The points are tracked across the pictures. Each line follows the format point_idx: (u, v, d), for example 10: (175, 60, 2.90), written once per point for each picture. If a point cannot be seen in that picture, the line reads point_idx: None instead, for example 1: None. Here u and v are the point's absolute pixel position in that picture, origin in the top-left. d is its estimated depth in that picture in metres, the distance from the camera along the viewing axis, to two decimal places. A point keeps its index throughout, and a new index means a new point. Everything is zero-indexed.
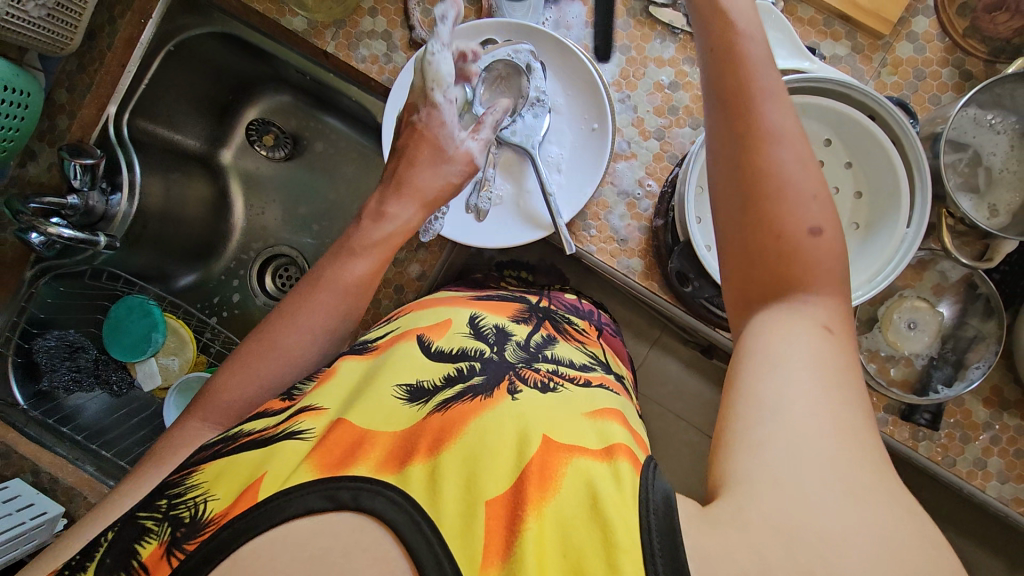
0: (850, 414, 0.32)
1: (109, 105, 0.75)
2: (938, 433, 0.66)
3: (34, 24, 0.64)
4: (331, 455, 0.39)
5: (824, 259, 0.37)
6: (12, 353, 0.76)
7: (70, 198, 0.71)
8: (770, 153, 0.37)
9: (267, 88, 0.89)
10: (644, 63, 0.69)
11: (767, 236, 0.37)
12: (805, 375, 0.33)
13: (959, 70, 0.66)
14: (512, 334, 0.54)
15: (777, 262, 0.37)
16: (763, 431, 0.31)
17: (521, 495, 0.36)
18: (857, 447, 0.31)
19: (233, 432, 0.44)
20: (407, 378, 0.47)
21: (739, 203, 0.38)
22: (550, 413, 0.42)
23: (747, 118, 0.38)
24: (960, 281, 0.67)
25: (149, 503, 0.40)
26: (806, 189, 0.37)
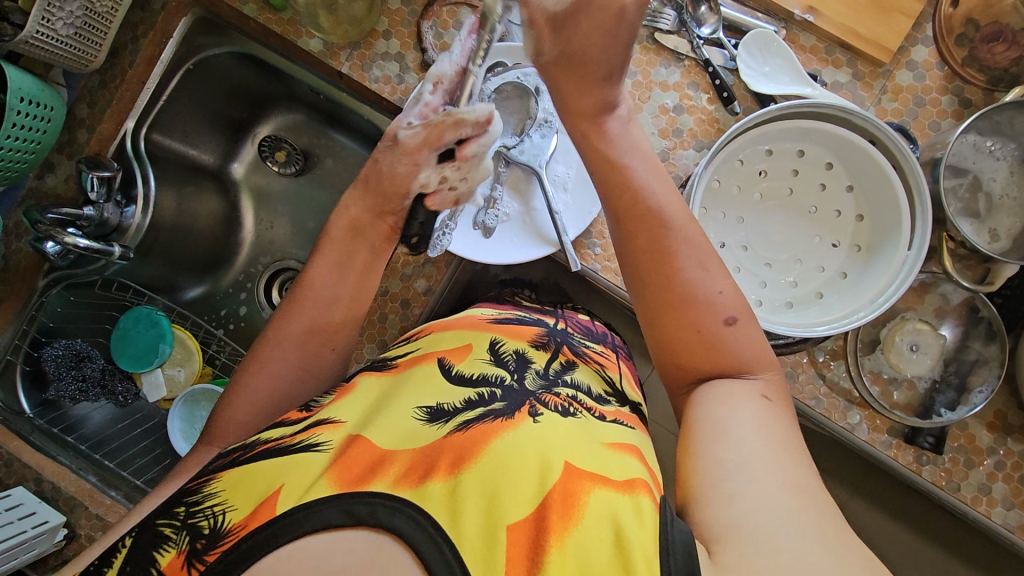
0: (802, 472, 0.38)
1: (127, 121, 0.78)
2: (942, 457, 0.65)
3: (61, 42, 0.66)
4: (349, 473, 0.40)
5: (741, 345, 0.45)
6: (20, 361, 0.77)
7: (85, 209, 0.73)
8: (670, 258, 0.47)
9: (281, 107, 0.91)
10: (650, 86, 0.70)
11: (689, 329, 0.46)
12: (756, 440, 0.39)
13: (958, 98, 0.67)
14: (532, 362, 0.54)
15: (705, 353, 0.45)
16: (734, 485, 0.37)
17: (544, 523, 0.38)
18: (813, 495, 0.36)
19: (251, 440, 0.47)
20: (427, 401, 0.48)
21: (657, 302, 0.47)
22: (569, 442, 0.44)
23: (648, 232, 0.48)
24: (962, 305, 0.67)
25: (167, 511, 0.42)
26: (712, 286, 0.46)
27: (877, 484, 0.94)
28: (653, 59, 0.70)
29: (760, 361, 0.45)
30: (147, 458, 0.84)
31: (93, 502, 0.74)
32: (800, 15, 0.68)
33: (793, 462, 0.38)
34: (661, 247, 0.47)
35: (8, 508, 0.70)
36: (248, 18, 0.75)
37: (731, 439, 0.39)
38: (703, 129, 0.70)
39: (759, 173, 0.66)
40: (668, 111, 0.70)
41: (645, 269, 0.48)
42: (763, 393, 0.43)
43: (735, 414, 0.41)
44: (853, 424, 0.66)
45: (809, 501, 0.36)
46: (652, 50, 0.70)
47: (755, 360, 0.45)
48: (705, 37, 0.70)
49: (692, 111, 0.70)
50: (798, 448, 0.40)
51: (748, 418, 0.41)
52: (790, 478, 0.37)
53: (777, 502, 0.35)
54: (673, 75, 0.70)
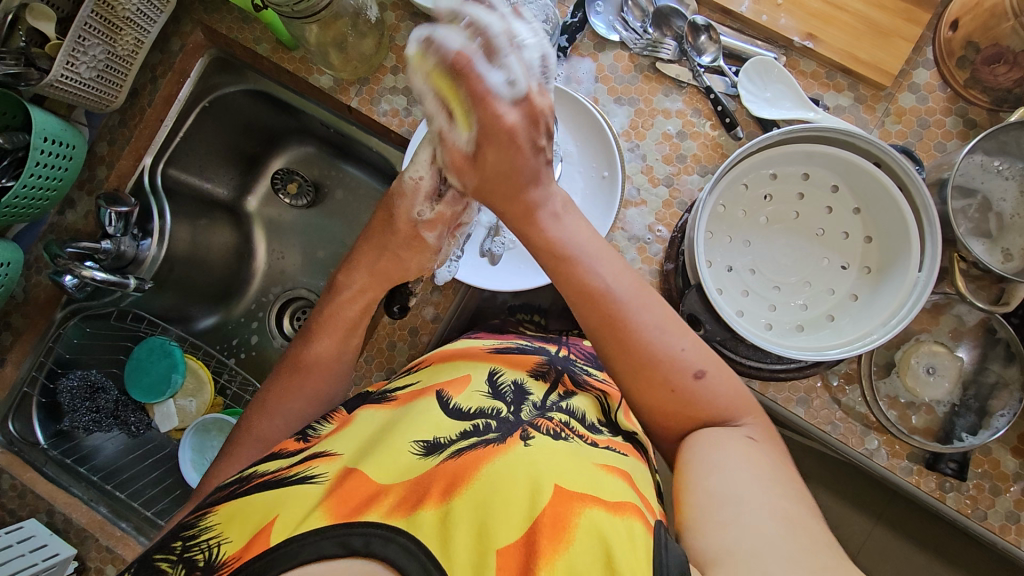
0: (795, 505, 0.39)
1: (144, 158, 0.80)
2: (966, 484, 0.63)
3: (85, 84, 0.69)
4: (345, 505, 0.39)
5: (711, 397, 0.45)
6: (37, 392, 0.78)
7: (103, 243, 0.75)
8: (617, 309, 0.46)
9: (294, 140, 0.94)
10: (652, 114, 0.72)
11: (663, 390, 0.45)
12: (745, 473, 0.41)
13: (963, 119, 0.67)
14: (529, 394, 0.54)
15: (684, 410, 0.46)
16: (725, 515, 0.38)
17: (533, 547, 0.37)
18: (802, 524, 0.38)
19: (249, 473, 0.46)
20: (425, 434, 0.47)
21: (627, 371, 0.46)
22: (561, 464, 0.43)
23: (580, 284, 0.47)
24: (978, 326, 0.66)
25: (164, 545, 0.41)
26: (671, 345, 0.45)
27: (900, 512, 0.92)
28: (655, 87, 0.72)
29: (739, 403, 0.46)
30: (156, 488, 0.83)
31: (104, 534, 0.75)
32: (800, 42, 0.69)
33: (783, 495, 0.40)
34: (610, 322, 0.46)
35: (20, 540, 0.71)
36: (262, 57, 0.78)
37: (719, 471, 0.41)
38: (708, 155, 0.70)
39: (764, 198, 0.67)
40: (670, 137, 0.71)
41: (609, 351, 0.46)
42: (747, 434, 0.45)
43: (724, 453, 0.42)
44: (872, 450, 0.65)
45: (797, 529, 0.37)
46: (654, 78, 0.72)
47: (732, 402, 0.46)
48: (706, 65, 0.71)
49: (696, 137, 0.71)
50: (785, 479, 0.42)
51: (738, 455, 0.42)
52: (780, 510, 0.38)
53: (766, 531, 0.36)
54: (675, 103, 0.71)
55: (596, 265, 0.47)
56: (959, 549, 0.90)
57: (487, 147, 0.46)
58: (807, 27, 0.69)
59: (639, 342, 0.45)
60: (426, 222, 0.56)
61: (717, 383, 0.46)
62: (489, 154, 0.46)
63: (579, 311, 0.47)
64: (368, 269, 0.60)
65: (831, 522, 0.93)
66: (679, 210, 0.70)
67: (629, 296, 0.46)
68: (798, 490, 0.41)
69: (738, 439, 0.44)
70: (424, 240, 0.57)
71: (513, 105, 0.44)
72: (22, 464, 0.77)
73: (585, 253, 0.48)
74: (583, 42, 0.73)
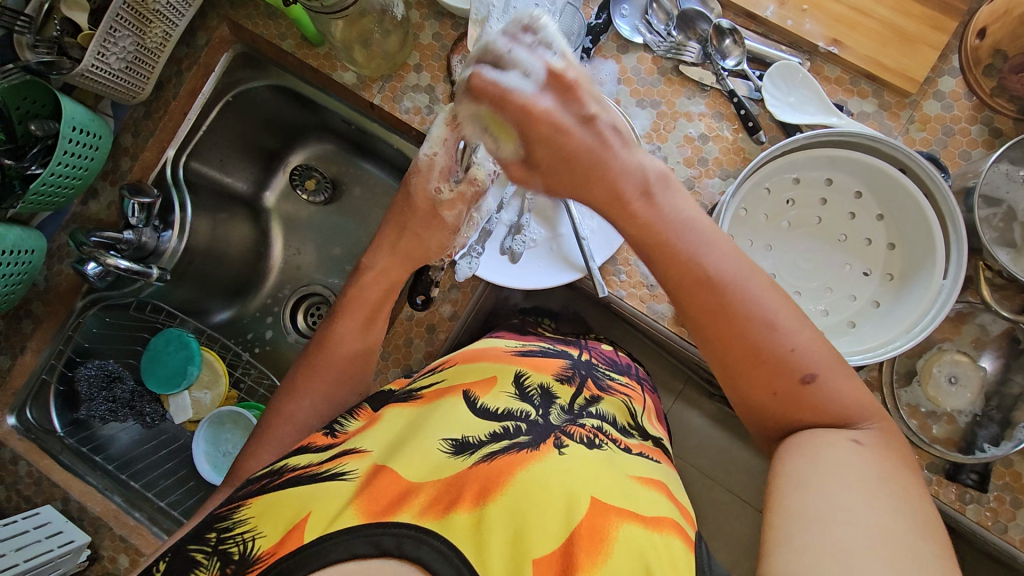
0: (902, 523, 0.37)
1: (167, 150, 0.81)
2: (986, 496, 0.63)
3: (113, 75, 0.70)
4: (376, 504, 0.39)
5: (823, 400, 0.43)
6: (55, 380, 0.78)
7: (126, 233, 0.76)
8: (726, 300, 0.44)
9: (313, 137, 0.95)
10: (674, 116, 0.72)
11: (765, 392, 0.44)
12: (839, 488, 0.39)
13: (988, 127, 0.67)
14: (557, 396, 0.54)
15: (788, 410, 0.44)
16: (810, 537, 0.36)
17: (571, 559, 0.37)
18: (902, 551, 0.35)
19: (278, 466, 0.46)
20: (453, 431, 0.47)
21: (726, 371, 0.45)
22: (597, 475, 0.43)
23: (682, 274, 0.45)
24: (1001, 336, 0.65)
25: (199, 537, 0.42)
26: (783, 346, 0.43)
27: None
28: (678, 90, 0.72)
29: (858, 406, 0.44)
30: (170, 479, 0.84)
31: (118, 523, 0.75)
32: (825, 47, 0.69)
33: (887, 513, 0.37)
34: (719, 315, 0.44)
35: (35, 526, 0.72)
36: (286, 53, 0.79)
37: (809, 490, 0.39)
38: (729, 158, 0.70)
39: (788, 202, 0.66)
40: (692, 140, 0.71)
41: (711, 344, 0.45)
42: (857, 436, 0.42)
43: (822, 470, 0.40)
44: None
45: (890, 550, 0.35)
46: (676, 82, 0.72)
47: (847, 404, 0.44)
48: (730, 68, 0.71)
49: (718, 140, 0.71)
50: (896, 494, 0.39)
51: (836, 468, 0.40)
52: (878, 531, 0.36)
53: (854, 556, 0.35)
54: (698, 106, 0.71)
55: (702, 254, 0.45)
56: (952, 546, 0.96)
57: (535, 144, 0.45)
58: (832, 32, 0.69)
59: (751, 340, 0.43)
60: (445, 201, 0.59)
61: (832, 385, 0.43)
62: (538, 150, 0.46)
63: (676, 301, 0.46)
64: (389, 251, 0.62)
65: None
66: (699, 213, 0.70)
67: (739, 286, 0.44)
68: (910, 506, 0.38)
69: (843, 447, 0.41)
70: (444, 219, 0.60)
71: (541, 91, 0.44)
72: (38, 451, 0.77)
73: (688, 240, 0.45)
74: (606, 44, 0.73)
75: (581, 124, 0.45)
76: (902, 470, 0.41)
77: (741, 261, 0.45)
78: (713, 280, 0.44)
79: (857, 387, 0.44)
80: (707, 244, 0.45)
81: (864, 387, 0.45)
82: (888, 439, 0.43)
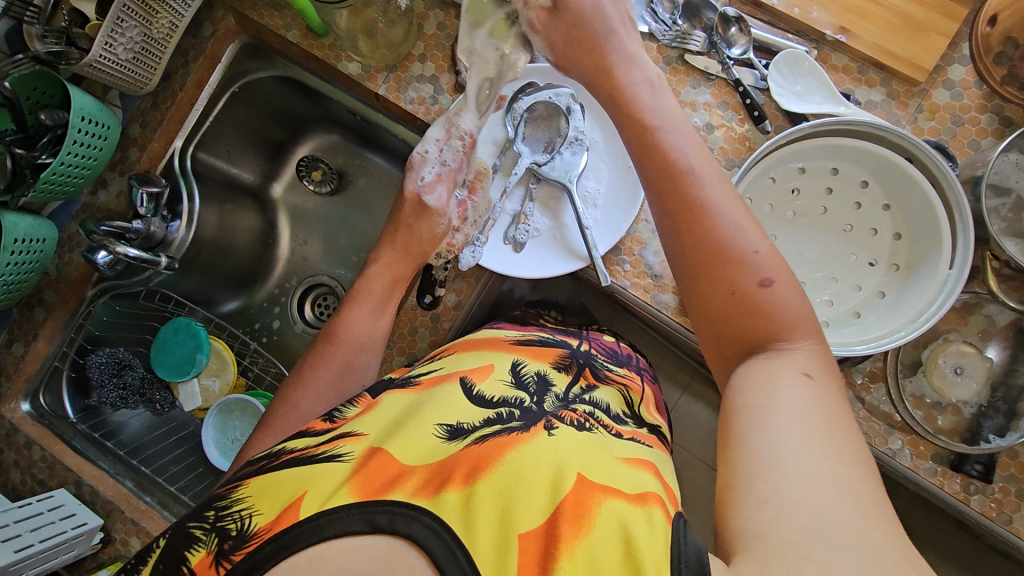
0: (850, 464, 0.36)
1: (175, 140, 0.82)
2: (992, 487, 0.62)
3: (120, 65, 0.71)
4: (371, 484, 0.40)
5: (777, 310, 0.44)
6: (67, 367, 0.80)
7: (135, 223, 0.76)
8: (698, 190, 0.48)
9: (319, 129, 0.96)
10: (680, 106, 0.71)
11: (725, 293, 0.45)
12: (794, 431, 0.37)
13: (998, 116, 0.66)
14: (553, 384, 0.54)
15: (741, 318, 0.45)
16: (767, 487, 0.35)
17: (554, 532, 0.38)
18: (856, 494, 0.35)
19: (278, 449, 0.47)
20: (448, 418, 0.48)
21: (690, 267, 0.47)
22: (585, 455, 0.44)
23: (661, 162, 0.50)
24: (1008, 326, 0.64)
25: (199, 514, 0.42)
26: (747, 244, 0.46)
27: (917, 518, 0.99)
28: (683, 79, 0.71)
29: (807, 327, 0.45)
30: (180, 465, 0.85)
31: (129, 507, 0.76)
32: (832, 35, 0.68)
33: (837, 456, 0.37)
34: (687, 204, 0.48)
35: (49, 509, 0.73)
36: (292, 44, 0.79)
37: (767, 434, 0.38)
38: (733, 148, 0.70)
39: (792, 191, 0.66)
40: (697, 130, 0.71)
41: (677, 236, 0.48)
42: (802, 367, 0.42)
43: (774, 410, 0.39)
44: (895, 449, 0.64)
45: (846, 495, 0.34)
46: (681, 71, 0.71)
47: (798, 319, 0.44)
48: (736, 57, 0.70)
49: (723, 129, 0.70)
50: (843, 431, 0.38)
51: (786, 406, 0.39)
52: (833, 475, 0.35)
53: (814, 506, 0.34)
54: (703, 95, 0.71)
55: (679, 147, 0.50)
56: (955, 538, 0.97)
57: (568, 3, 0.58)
58: (839, 20, 0.68)
59: (716, 228, 0.46)
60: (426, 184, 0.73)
61: (785, 296, 0.45)
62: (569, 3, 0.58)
63: (651, 190, 0.50)
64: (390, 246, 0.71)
65: None
66: None
67: (706, 180, 0.48)
68: (855, 443, 0.38)
69: (792, 380, 0.41)
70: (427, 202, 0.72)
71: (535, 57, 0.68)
72: (51, 436, 0.79)
73: (669, 126, 0.52)
74: None
75: (612, 3, 0.58)
76: (842, 401, 0.42)
77: (715, 165, 0.50)
78: (685, 173, 0.49)
79: (807, 310, 0.46)
80: (684, 139, 0.51)
81: (816, 317, 0.45)
82: (829, 371, 0.44)
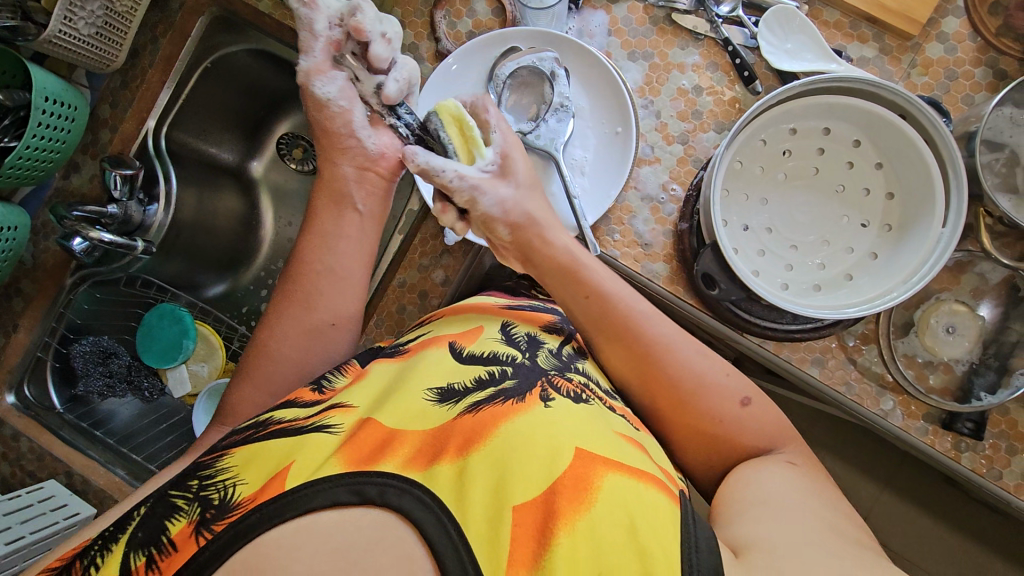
0: (824, 516, 0.42)
1: (147, 121, 0.78)
2: (982, 444, 0.63)
3: (83, 41, 0.68)
4: (360, 453, 0.40)
5: (752, 426, 0.49)
6: (50, 357, 0.78)
7: (110, 207, 0.74)
8: (655, 331, 0.51)
9: (298, 105, 0.93)
10: (668, 68, 0.69)
11: (711, 421, 0.48)
12: (780, 484, 0.44)
13: (992, 69, 0.64)
14: (544, 342, 0.54)
15: (731, 436, 0.49)
16: (758, 513, 0.41)
17: (552, 507, 0.38)
18: (835, 529, 0.40)
19: (264, 419, 0.46)
20: (438, 380, 0.47)
21: (672, 404, 0.49)
22: (581, 425, 0.43)
23: (619, 312, 0.52)
24: (1001, 284, 0.64)
25: (181, 483, 0.41)
26: (716, 369, 0.50)
27: (908, 475, 1.01)
28: (671, 40, 0.69)
29: (779, 433, 0.50)
30: (172, 452, 0.84)
31: (122, 495, 0.76)
32: None
33: (822, 509, 0.42)
34: (646, 350, 0.51)
35: (40, 500, 0.73)
36: (263, 15, 0.76)
37: (755, 483, 0.44)
38: (724, 110, 0.68)
39: (783, 153, 0.65)
40: (686, 93, 0.69)
41: (646, 378, 0.51)
42: (787, 458, 0.48)
43: (756, 473, 0.45)
44: (886, 410, 0.65)
45: (827, 529, 0.40)
46: (669, 31, 0.69)
47: (772, 431, 0.50)
48: (725, 15, 0.68)
49: (712, 92, 0.68)
50: (821, 497, 0.44)
51: (772, 473, 0.45)
52: (814, 517, 0.41)
53: (800, 527, 0.39)
54: (692, 56, 0.69)
55: (625, 300, 0.53)
56: (943, 492, 0.99)
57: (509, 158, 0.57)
58: None
59: (679, 362, 0.50)
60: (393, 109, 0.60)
61: (759, 409, 0.50)
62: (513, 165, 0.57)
63: (612, 339, 0.52)
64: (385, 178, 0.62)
65: (843, 488, 1.02)
66: (693, 167, 0.68)
67: (661, 324, 0.52)
68: (834, 507, 0.44)
69: (778, 464, 0.47)
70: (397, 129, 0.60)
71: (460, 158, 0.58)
72: (38, 427, 0.78)
73: (616, 288, 0.54)
74: None
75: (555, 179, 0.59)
76: (823, 485, 0.47)
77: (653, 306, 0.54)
78: (636, 321, 0.52)
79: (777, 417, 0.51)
80: (622, 291, 0.54)
81: (782, 417, 0.51)
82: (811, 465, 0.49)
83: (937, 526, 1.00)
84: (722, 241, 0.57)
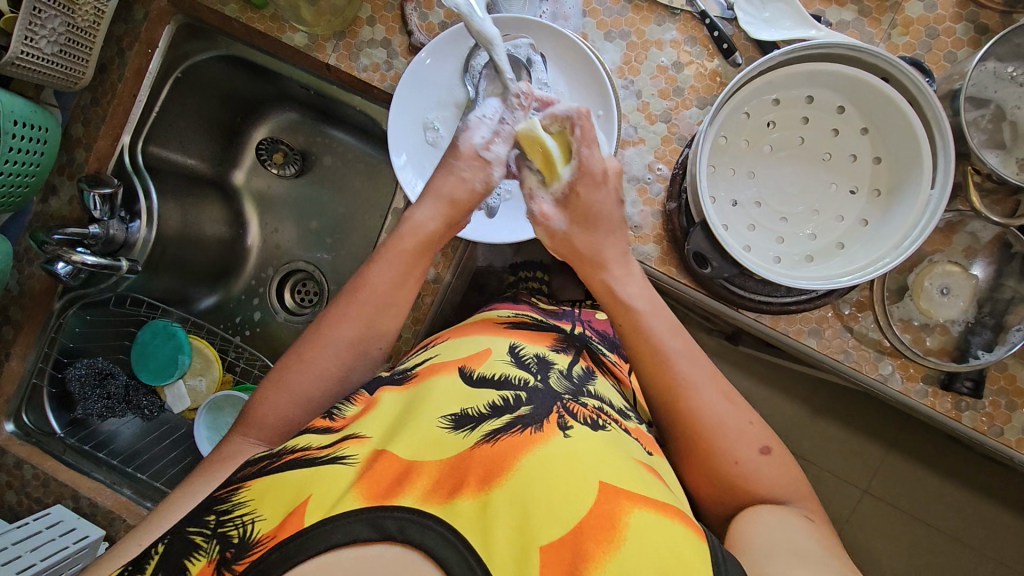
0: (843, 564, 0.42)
1: (123, 136, 0.77)
2: (982, 402, 0.63)
3: (47, 60, 0.66)
4: (378, 487, 0.39)
5: (766, 476, 0.49)
6: (46, 383, 0.78)
7: (92, 227, 0.74)
8: (681, 368, 0.52)
9: (275, 108, 0.91)
10: (645, 46, 0.68)
11: (727, 462, 0.49)
12: (798, 529, 0.45)
13: (973, 24, 0.64)
14: (553, 364, 0.55)
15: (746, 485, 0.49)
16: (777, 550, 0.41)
17: (581, 550, 0.37)
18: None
19: (278, 449, 0.45)
20: (451, 408, 0.47)
21: (689, 441, 0.51)
22: (602, 455, 0.43)
23: (654, 343, 0.53)
24: (993, 241, 0.64)
25: (196, 519, 0.41)
26: (740, 417, 0.51)
27: (911, 435, 1.01)
28: (647, 16, 0.68)
29: (792, 488, 0.50)
30: (178, 467, 0.85)
31: (131, 514, 0.76)
32: None
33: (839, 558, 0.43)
34: (673, 389, 0.52)
35: (48, 526, 0.72)
36: (231, 19, 0.74)
37: (773, 526, 0.45)
38: (705, 85, 0.67)
39: (767, 125, 0.64)
40: (665, 70, 0.68)
41: (670, 412, 0.52)
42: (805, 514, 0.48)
43: (775, 516, 0.46)
44: (885, 375, 0.64)
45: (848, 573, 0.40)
46: (644, 7, 0.68)
47: (788, 486, 0.49)
48: None
49: (691, 66, 0.67)
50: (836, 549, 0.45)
51: (789, 520, 0.46)
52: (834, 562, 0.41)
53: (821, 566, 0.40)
54: (669, 32, 0.67)
55: (662, 332, 0.54)
56: (946, 449, 1.00)
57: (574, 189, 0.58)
58: None
59: (705, 403, 0.51)
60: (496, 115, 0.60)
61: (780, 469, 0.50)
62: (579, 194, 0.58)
63: (645, 372, 0.54)
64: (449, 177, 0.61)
65: (848, 451, 1.03)
66: (678, 146, 0.67)
67: (694, 359, 0.53)
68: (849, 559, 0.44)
69: (796, 515, 0.47)
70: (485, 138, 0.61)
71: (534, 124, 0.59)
72: (40, 454, 0.78)
73: (656, 321, 0.55)
74: None
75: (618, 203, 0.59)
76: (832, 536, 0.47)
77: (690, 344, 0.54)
78: (667, 355, 0.53)
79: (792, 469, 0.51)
80: (660, 324, 0.55)
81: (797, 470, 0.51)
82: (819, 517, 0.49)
83: (943, 483, 1.01)
84: (710, 219, 0.57)
